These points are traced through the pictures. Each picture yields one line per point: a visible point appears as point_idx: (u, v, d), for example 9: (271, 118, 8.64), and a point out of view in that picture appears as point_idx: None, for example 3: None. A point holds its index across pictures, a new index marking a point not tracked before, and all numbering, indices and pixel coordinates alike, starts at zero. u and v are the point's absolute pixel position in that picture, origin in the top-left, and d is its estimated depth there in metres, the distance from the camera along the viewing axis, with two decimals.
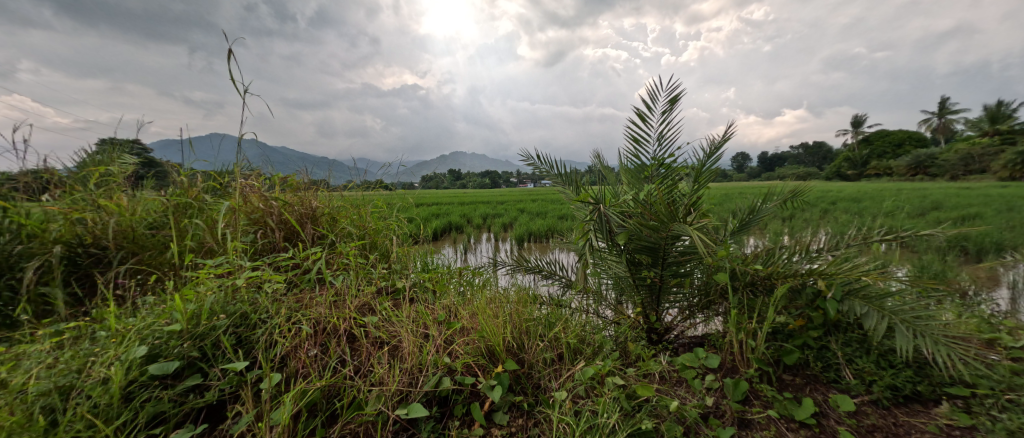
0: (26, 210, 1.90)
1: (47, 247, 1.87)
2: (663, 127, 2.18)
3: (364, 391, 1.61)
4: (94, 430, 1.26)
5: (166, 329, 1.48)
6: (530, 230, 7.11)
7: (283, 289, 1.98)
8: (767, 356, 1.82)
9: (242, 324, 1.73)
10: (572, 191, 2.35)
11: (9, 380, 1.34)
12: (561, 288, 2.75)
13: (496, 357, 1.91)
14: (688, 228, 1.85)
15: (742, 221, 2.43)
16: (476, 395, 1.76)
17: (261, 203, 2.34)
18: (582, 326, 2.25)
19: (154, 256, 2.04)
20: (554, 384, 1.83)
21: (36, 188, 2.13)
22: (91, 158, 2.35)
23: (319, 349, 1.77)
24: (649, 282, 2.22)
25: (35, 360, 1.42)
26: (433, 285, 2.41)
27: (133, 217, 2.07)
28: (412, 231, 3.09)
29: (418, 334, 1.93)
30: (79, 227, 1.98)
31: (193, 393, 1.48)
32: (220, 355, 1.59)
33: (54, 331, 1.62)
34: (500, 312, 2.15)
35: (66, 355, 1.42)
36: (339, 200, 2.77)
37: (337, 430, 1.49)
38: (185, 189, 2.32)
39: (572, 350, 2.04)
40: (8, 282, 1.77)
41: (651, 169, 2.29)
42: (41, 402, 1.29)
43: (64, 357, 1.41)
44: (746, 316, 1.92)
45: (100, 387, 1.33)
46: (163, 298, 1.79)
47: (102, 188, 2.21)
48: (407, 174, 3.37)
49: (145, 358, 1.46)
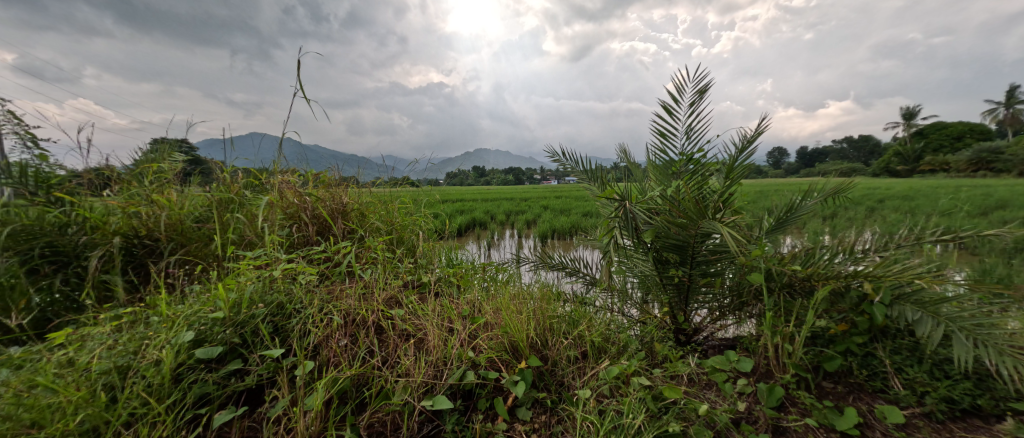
0: (89, 204, 2.09)
1: (108, 237, 2.03)
2: (692, 120, 2.16)
3: (391, 381, 1.67)
4: (148, 408, 1.37)
5: (211, 316, 1.59)
6: (552, 228, 7.05)
7: (316, 281, 2.07)
8: (805, 362, 1.75)
9: (278, 313, 1.84)
10: (598, 187, 2.30)
11: (76, 359, 1.49)
12: (585, 286, 2.70)
13: (519, 353, 1.93)
14: (718, 225, 1.80)
15: (778, 220, 2.34)
16: (500, 390, 1.78)
17: (296, 198, 2.44)
18: (607, 324, 2.23)
19: (200, 248, 2.18)
20: (577, 382, 1.84)
21: (98, 183, 2.31)
22: (145, 156, 2.52)
23: (349, 339, 1.84)
24: (677, 281, 2.17)
25: (97, 341, 1.56)
26: (457, 280, 2.44)
27: (182, 211, 2.22)
28: (438, 227, 3.13)
29: (443, 328, 1.97)
30: (135, 220, 2.15)
31: (235, 377, 1.59)
32: (259, 341, 1.69)
33: (114, 315, 1.77)
34: (524, 308, 2.15)
35: (124, 338, 1.55)
36: (367, 196, 2.82)
37: (366, 417, 1.55)
38: (227, 185, 2.46)
39: (596, 349, 2.03)
40: (76, 269, 1.96)
41: (679, 164, 2.25)
42: (102, 379, 1.41)
43: (122, 339, 1.54)
44: (782, 319, 1.84)
45: (153, 367, 1.45)
46: (207, 287, 1.93)
47: (155, 184, 2.38)
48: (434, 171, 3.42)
49: (193, 342, 1.57)
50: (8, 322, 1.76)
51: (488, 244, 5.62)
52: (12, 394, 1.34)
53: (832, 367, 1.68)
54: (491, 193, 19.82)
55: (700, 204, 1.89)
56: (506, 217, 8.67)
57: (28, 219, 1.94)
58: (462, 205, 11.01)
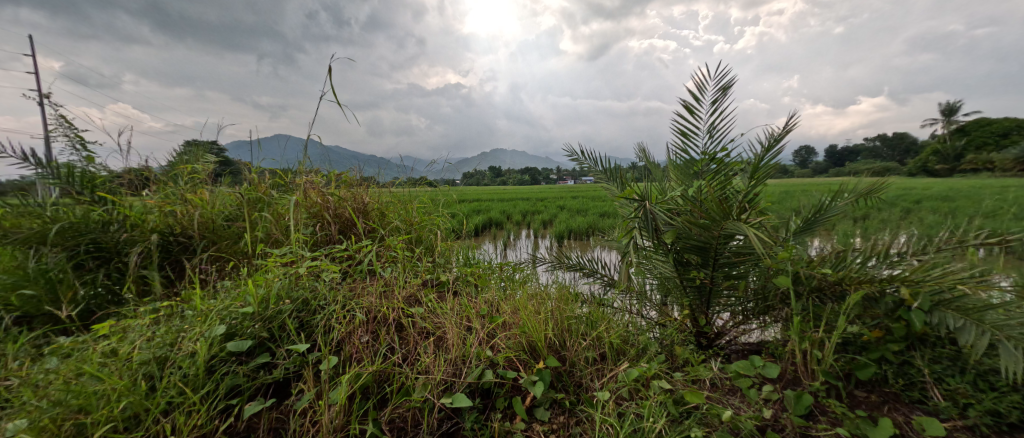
0: (129, 203, 2.20)
1: (146, 235, 2.15)
2: (715, 118, 2.07)
3: (411, 378, 1.70)
4: (184, 397, 1.45)
5: (241, 311, 1.66)
6: (569, 228, 7.02)
7: (339, 278, 2.13)
8: (835, 369, 1.68)
9: (303, 309, 1.90)
10: (616, 187, 2.28)
11: (119, 349, 1.58)
12: (603, 287, 2.67)
13: (537, 353, 1.93)
14: (743, 226, 1.75)
15: (805, 221, 2.25)
16: (518, 390, 1.79)
17: (319, 198, 2.52)
18: (625, 326, 2.20)
19: (229, 246, 2.29)
20: (595, 383, 1.83)
21: (137, 184, 2.44)
22: (179, 158, 2.65)
23: (370, 335, 1.89)
24: (699, 284, 2.12)
25: (137, 333, 1.65)
26: (475, 279, 2.46)
27: (213, 210, 2.32)
28: (455, 227, 3.17)
29: (462, 326, 1.99)
30: (171, 219, 2.26)
31: (264, 370, 1.65)
32: (286, 336, 1.76)
33: (152, 309, 1.87)
34: (542, 309, 2.15)
35: (161, 330, 1.64)
36: (387, 196, 2.88)
37: (387, 413, 1.59)
38: (255, 185, 2.56)
39: (614, 351, 2.01)
40: (117, 265, 2.08)
41: (701, 164, 2.20)
42: (142, 369, 1.49)
43: (160, 332, 1.63)
44: (811, 324, 1.77)
45: (189, 359, 1.52)
46: (237, 283, 2.01)
47: (189, 184, 2.50)
48: (451, 171, 3.46)
49: (224, 336, 1.64)
50: (58, 313, 1.88)
51: (505, 244, 5.64)
52: (62, 380, 1.43)
53: (865, 375, 1.61)
54: (511, 193, 19.85)
55: (724, 205, 1.84)
56: (524, 218, 8.68)
57: (75, 217, 2.07)
58: (480, 205, 11.08)
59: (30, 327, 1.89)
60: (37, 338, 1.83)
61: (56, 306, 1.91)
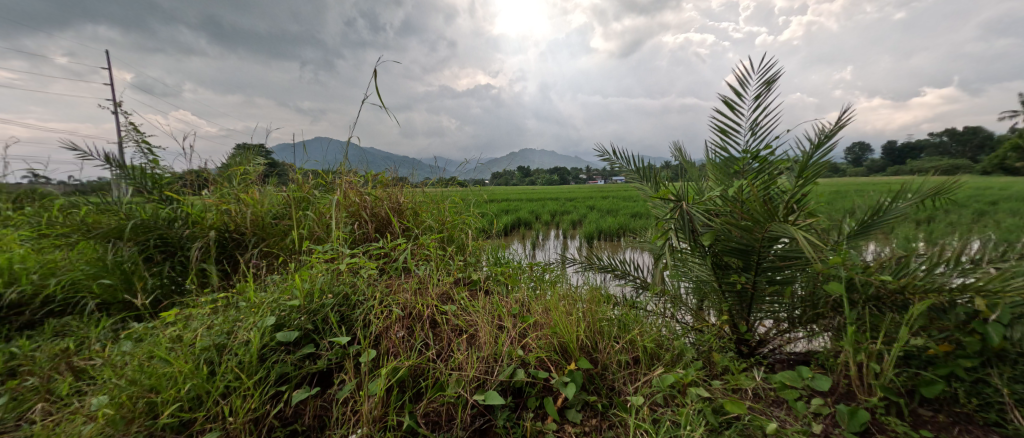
0: (191, 202, 2.44)
1: (205, 231, 2.34)
2: (759, 114, 1.99)
3: (445, 374, 1.74)
4: (240, 382, 1.56)
5: (289, 303, 1.78)
6: (599, 228, 6.91)
7: (375, 275, 2.22)
8: (895, 384, 1.55)
9: (344, 303, 1.99)
10: (650, 187, 2.21)
11: (183, 335, 1.73)
12: (635, 289, 2.60)
13: (569, 354, 1.91)
14: (790, 228, 1.64)
15: (861, 224, 2.09)
16: (549, 390, 1.79)
17: (358, 198, 2.63)
18: (659, 330, 2.14)
19: (277, 242, 2.44)
20: (628, 387, 1.79)
21: (198, 184, 2.65)
22: (232, 160, 2.87)
23: (406, 331, 1.95)
24: (740, 289, 2.02)
25: (198, 321, 1.80)
26: (505, 278, 2.48)
27: (262, 209, 2.49)
28: (485, 226, 3.20)
29: (494, 325, 2.01)
30: (226, 217, 2.44)
31: (309, 360, 1.75)
32: (328, 329, 1.85)
33: (210, 299, 2.04)
34: (573, 310, 2.13)
35: (219, 320, 1.78)
36: (420, 196, 2.95)
37: (423, 406, 1.64)
38: (299, 185, 2.72)
39: (648, 355, 1.96)
40: (181, 258, 2.28)
41: (742, 162, 2.07)
42: (203, 355, 1.63)
43: (218, 321, 1.77)
44: (867, 335, 1.65)
45: (244, 346, 1.65)
46: (284, 277, 2.15)
47: (241, 183, 2.70)
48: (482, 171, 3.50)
49: (274, 326, 1.76)
50: (133, 301, 2.09)
51: (532, 244, 5.64)
52: (136, 362, 1.59)
53: (932, 392, 1.49)
54: (544, 192, 19.70)
55: (768, 206, 1.74)
56: (554, 217, 8.63)
57: (145, 214, 2.29)
58: (511, 204, 11.13)
59: (109, 313, 2.10)
60: (114, 322, 2.04)
61: (131, 295, 2.12)
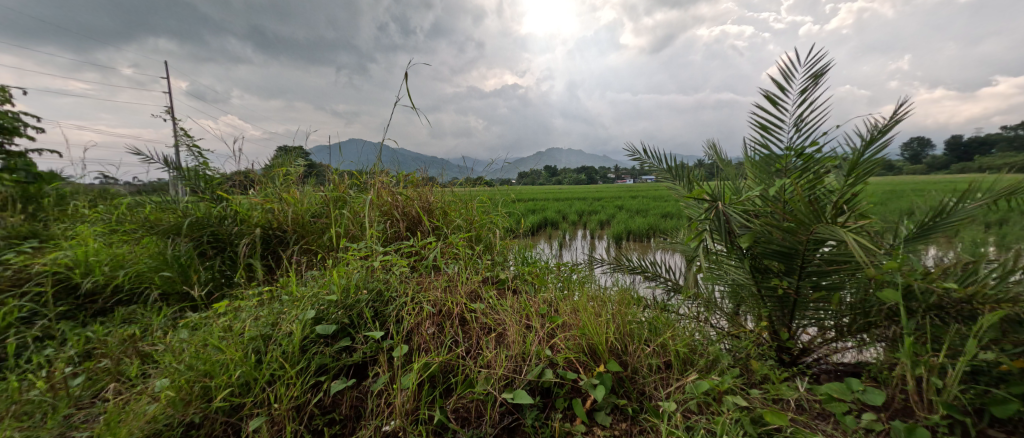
0: (240, 201, 2.62)
1: (251, 228, 2.50)
2: (805, 109, 1.83)
3: (474, 371, 1.77)
4: (283, 371, 1.66)
5: (327, 298, 1.87)
6: (628, 229, 6.75)
7: (407, 272, 2.28)
8: (961, 402, 1.42)
9: (377, 299, 2.05)
10: (684, 187, 2.13)
11: (233, 326, 1.85)
12: (666, 292, 2.52)
13: (598, 356, 1.87)
14: (839, 230, 1.55)
15: (921, 226, 1.91)
16: (578, 392, 1.77)
17: (389, 197, 2.71)
18: (692, 334, 2.06)
19: (316, 240, 2.56)
20: (660, 392, 1.74)
21: (245, 184, 2.83)
22: (275, 161, 3.03)
23: (436, 328, 1.99)
24: (781, 294, 1.91)
25: (246, 312, 1.92)
26: (533, 278, 2.48)
27: (302, 208, 2.62)
28: (512, 226, 3.21)
29: (522, 324, 2.02)
30: (270, 215, 2.58)
31: (346, 352, 1.82)
32: (363, 323, 1.92)
33: (256, 293, 2.16)
34: (603, 311, 2.09)
35: (265, 312, 1.89)
36: (449, 195, 3.00)
37: (452, 402, 1.68)
38: (336, 185, 2.83)
39: (681, 360, 1.89)
40: (231, 253, 2.44)
41: (784, 160, 1.94)
42: (251, 344, 1.73)
43: (264, 313, 1.88)
44: (927, 347, 1.52)
45: (287, 338, 1.74)
46: (322, 273, 2.25)
47: (283, 183, 2.85)
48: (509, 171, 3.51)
49: (314, 320, 1.85)
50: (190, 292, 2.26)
51: (558, 244, 5.59)
52: (194, 349, 1.72)
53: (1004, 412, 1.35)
54: (575, 191, 19.49)
55: (814, 207, 1.63)
56: (582, 217, 8.51)
57: (200, 212, 2.47)
58: (539, 204, 11.08)
59: (168, 303, 2.28)
60: (174, 311, 2.21)
61: (187, 286, 2.29)
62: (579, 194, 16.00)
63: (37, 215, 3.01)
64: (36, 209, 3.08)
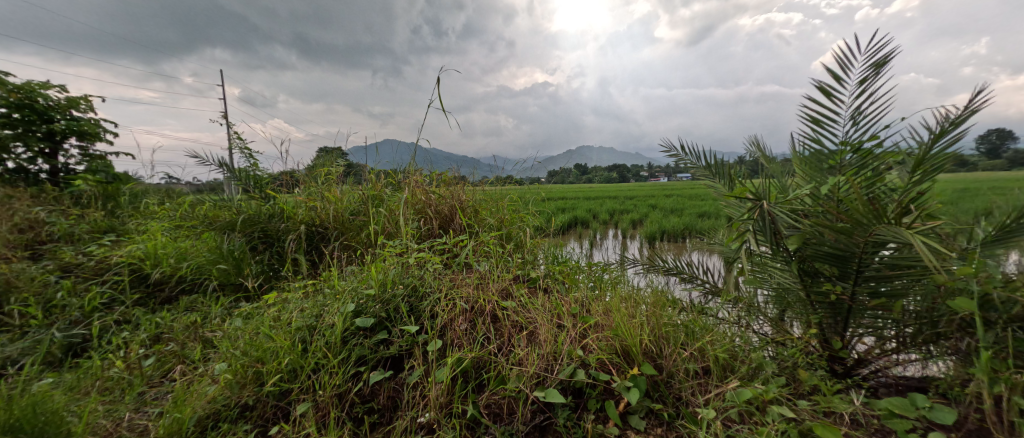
0: (287, 199, 2.77)
1: (297, 225, 2.64)
2: (864, 101, 1.66)
3: (506, 368, 1.77)
4: (326, 360, 1.74)
5: (366, 292, 1.94)
6: (662, 229, 6.55)
7: (440, 269, 2.32)
8: None
9: (413, 294, 2.10)
10: (725, 185, 2.03)
11: (282, 316, 1.97)
12: (704, 295, 2.42)
13: (631, 358, 1.82)
14: (905, 232, 1.41)
15: (1001, 229, 1.70)
16: (610, 393, 1.73)
17: (423, 195, 2.77)
18: (733, 340, 1.95)
19: (355, 236, 2.67)
20: (698, 398, 1.67)
21: (291, 184, 2.99)
22: (318, 161, 3.19)
23: (468, 324, 2.01)
24: (834, 300, 1.75)
25: (293, 304, 2.03)
26: (564, 277, 2.45)
27: (341, 206, 2.74)
28: (542, 224, 3.20)
29: (554, 323, 2.00)
30: (313, 212, 2.72)
31: (383, 345, 1.88)
32: (399, 317, 1.98)
33: (301, 286, 2.29)
34: (637, 313, 2.02)
35: (310, 303, 1.99)
36: (480, 194, 3.03)
37: (484, 398, 1.69)
38: (373, 184, 2.94)
39: (721, 367, 1.80)
40: (279, 249, 2.60)
41: (840, 155, 1.76)
42: (297, 334, 1.83)
43: (310, 304, 1.98)
44: (1008, 363, 1.36)
45: (330, 329, 1.83)
46: (361, 268, 2.34)
47: (325, 182, 3.00)
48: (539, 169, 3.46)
49: (354, 313, 1.93)
50: (244, 283, 2.42)
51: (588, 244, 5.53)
52: (247, 336, 1.84)
53: None
54: (610, 189, 19.15)
55: (873, 206, 1.50)
56: (614, 215, 8.35)
57: (252, 209, 2.64)
58: (571, 202, 11.00)
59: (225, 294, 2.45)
60: (230, 301, 2.38)
61: (241, 278, 2.45)
62: (614, 192, 15.71)
63: (114, 211, 3.34)
64: (114, 206, 3.42)
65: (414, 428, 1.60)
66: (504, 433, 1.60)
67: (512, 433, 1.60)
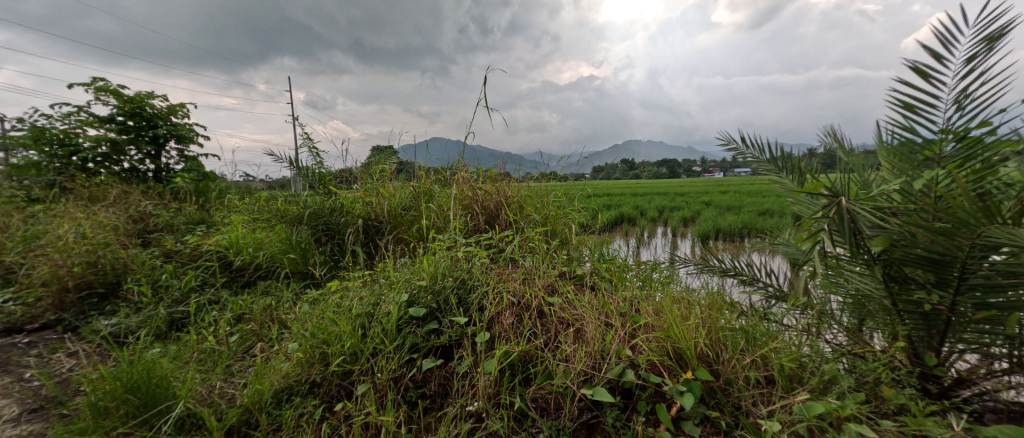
0: (346, 195, 2.92)
1: (355, 219, 2.78)
2: (972, 84, 1.41)
3: (553, 363, 1.75)
4: (383, 345, 1.81)
5: (418, 283, 2.01)
6: (717, 228, 6.22)
7: (487, 263, 2.33)
8: None
9: (461, 287, 2.13)
10: (791, 180, 1.87)
11: (344, 303, 2.08)
12: (766, 299, 2.25)
13: (684, 362, 1.72)
14: None
15: None
16: (661, 396, 1.65)
17: (470, 192, 2.82)
18: (800, 346, 1.79)
19: (407, 231, 2.76)
20: (761, 409, 1.56)
21: (350, 180, 3.16)
22: (374, 158, 3.34)
23: (515, 318, 2.00)
24: (928, 310, 1.49)
25: (353, 292, 2.14)
26: (611, 276, 2.38)
27: (394, 201, 2.84)
28: (588, 221, 3.13)
29: (601, 322, 1.95)
30: (369, 207, 2.85)
31: (434, 334, 1.93)
32: (448, 309, 2.02)
33: (359, 276, 2.40)
34: (690, 314, 1.92)
35: (369, 292, 2.09)
36: (525, 190, 3.02)
37: (531, 391, 1.68)
38: (423, 181, 3.03)
39: (788, 377, 1.65)
40: (338, 242, 2.74)
41: (940, 145, 1.47)
42: (358, 320, 1.91)
43: (369, 293, 2.08)
44: None
45: (386, 316, 1.91)
46: (412, 261, 2.43)
47: (379, 179, 3.14)
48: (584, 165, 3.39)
49: (407, 302, 1.99)
50: (313, 271, 2.58)
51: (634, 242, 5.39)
52: (315, 320, 1.97)
53: None
54: (658, 186, 18.52)
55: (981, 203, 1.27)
56: (663, 213, 8.06)
57: (317, 204, 2.82)
58: (617, 199, 10.77)
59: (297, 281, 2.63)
60: (300, 286, 2.55)
61: (308, 266, 2.62)
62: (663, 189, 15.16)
63: (205, 206, 3.71)
64: (203, 200, 3.82)
65: (463, 415, 1.63)
66: (551, 427, 1.58)
67: (559, 429, 1.57)
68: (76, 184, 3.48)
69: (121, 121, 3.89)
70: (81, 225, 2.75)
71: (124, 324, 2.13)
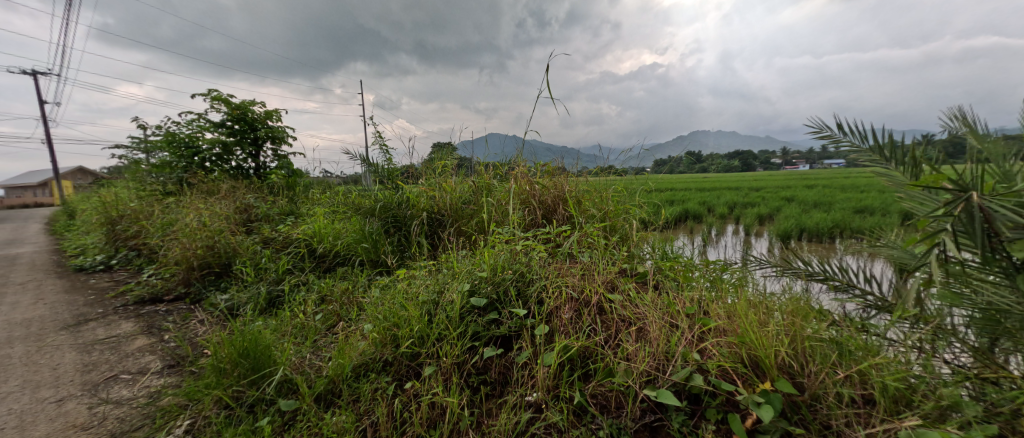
0: (411, 189, 3.02)
1: (419, 212, 2.86)
2: None
3: (614, 361, 1.68)
4: (445, 331, 1.84)
5: (479, 273, 2.03)
6: (797, 226, 5.67)
7: (545, 257, 2.29)
8: None
9: (520, 279, 2.11)
10: (902, 173, 1.63)
11: (411, 289, 2.14)
12: (864, 308, 2.00)
13: (762, 371, 1.57)
14: None
15: None
16: (735, 405, 1.52)
17: (528, 186, 2.82)
18: (902, 358, 1.57)
19: (467, 224, 2.79)
20: (856, 431, 1.38)
21: (414, 175, 3.28)
22: (437, 154, 3.44)
23: (574, 313, 1.95)
24: None
25: (419, 280, 2.21)
26: (675, 275, 2.24)
27: (455, 196, 2.90)
28: (650, 217, 2.98)
29: (665, 323, 1.84)
30: (433, 201, 2.93)
31: (494, 324, 1.93)
32: (508, 300, 2.01)
33: (423, 266, 2.48)
34: (769, 320, 1.75)
35: (433, 280, 2.14)
36: (583, 184, 2.94)
37: (591, 387, 1.63)
38: (482, 175, 3.07)
39: (890, 399, 1.45)
40: (404, 234, 2.84)
41: None
42: (425, 306, 1.96)
43: (433, 280, 2.13)
44: None
45: (450, 304, 1.94)
46: (472, 253, 2.46)
47: (440, 173, 3.23)
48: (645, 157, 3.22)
49: (468, 292, 2.01)
50: (386, 260, 2.69)
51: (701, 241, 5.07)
52: (388, 304, 2.05)
53: None
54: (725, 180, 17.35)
55: None
56: (732, 209, 7.53)
57: (388, 198, 2.96)
58: (679, 194, 10.24)
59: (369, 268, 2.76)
60: (375, 273, 2.67)
61: (379, 255, 2.74)
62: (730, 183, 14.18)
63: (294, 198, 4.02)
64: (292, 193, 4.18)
65: (523, 405, 1.62)
66: (611, 426, 1.52)
67: (621, 428, 1.51)
68: (198, 180, 3.97)
69: (230, 125, 4.33)
70: (202, 214, 3.08)
71: (236, 299, 2.37)
